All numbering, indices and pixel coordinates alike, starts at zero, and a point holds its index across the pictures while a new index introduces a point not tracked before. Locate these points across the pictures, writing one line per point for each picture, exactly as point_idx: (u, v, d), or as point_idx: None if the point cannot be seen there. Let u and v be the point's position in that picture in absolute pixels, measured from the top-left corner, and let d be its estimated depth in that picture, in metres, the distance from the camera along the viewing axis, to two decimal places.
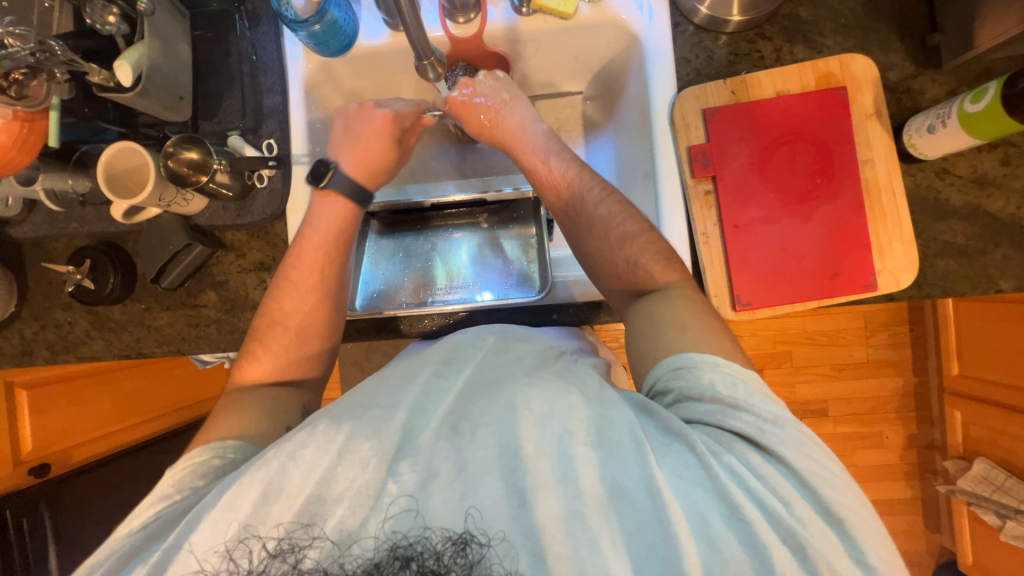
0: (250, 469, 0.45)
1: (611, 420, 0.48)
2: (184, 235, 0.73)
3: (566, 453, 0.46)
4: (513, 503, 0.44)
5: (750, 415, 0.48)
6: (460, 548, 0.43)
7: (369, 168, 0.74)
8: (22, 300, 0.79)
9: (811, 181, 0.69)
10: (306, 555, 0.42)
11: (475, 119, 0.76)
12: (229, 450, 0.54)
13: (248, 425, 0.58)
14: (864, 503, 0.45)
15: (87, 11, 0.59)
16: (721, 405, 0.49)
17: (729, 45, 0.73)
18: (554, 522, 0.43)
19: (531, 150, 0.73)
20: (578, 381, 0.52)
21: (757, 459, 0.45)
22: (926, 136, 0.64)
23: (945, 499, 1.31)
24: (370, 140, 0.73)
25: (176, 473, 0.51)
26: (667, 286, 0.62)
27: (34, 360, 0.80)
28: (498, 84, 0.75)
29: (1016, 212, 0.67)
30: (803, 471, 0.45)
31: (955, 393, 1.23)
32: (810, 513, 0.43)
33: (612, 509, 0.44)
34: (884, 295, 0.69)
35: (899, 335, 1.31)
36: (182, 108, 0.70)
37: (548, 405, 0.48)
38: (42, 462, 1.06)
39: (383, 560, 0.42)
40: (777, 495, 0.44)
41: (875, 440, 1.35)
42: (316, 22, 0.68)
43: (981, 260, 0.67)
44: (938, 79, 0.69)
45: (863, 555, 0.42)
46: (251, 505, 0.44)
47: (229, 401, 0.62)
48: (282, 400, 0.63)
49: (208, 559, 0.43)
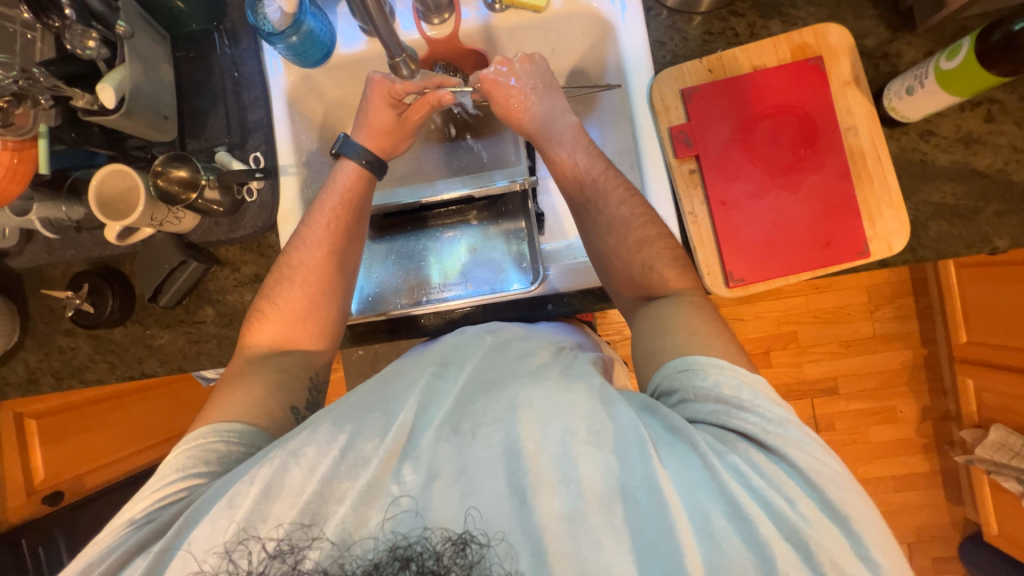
0: (252, 469, 0.46)
1: (612, 417, 0.47)
2: (178, 253, 0.74)
3: (567, 453, 0.45)
4: (514, 503, 0.44)
5: (757, 416, 0.48)
6: (460, 548, 0.43)
7: (385, 136, 0.75)
8: (25, 329, 0.80)
9: (796, 152, 0.69)
10: (306, 556, 0.42)
11: (505, 101, 0.72)
12: (234, 435, 0.55)
13: (253, 407, 0.58)
14: (867, 503, 0.45)
15: (66, 37, 0.59)
16: (726, 405, 0.49)
17: (702, 24, 0.74)
18: (555, 520, 0.43)
19: (558, 142, 0.72)
20: (579, 378, 0.52)
21: (762, 458, 0.45)
22: (906, 98, 0.64)
23: (965, 469, 1.28)
24: (376, 111, 0.74)
25: (181, 454, 0.53)
26: (680, 292, 0.62)
27: (40, 388, 0.81)
28: (533, 69, 0.72)
29: (1004, 168, 0.66)
30: (810, 471, 0.44)
31: (966, 361, 1.22)
32: (815, 511, 0.43)
33: (613, 507, 0.44)
34: (877, 260, 0.69)
35: (904, 307, 1.30)
36: (168, 128, 0.71)
37: (549, 403, 0.48)
38: (54, 490, 1.08)
39: (383, 560, 0.42)
40: (782, 492, 0.43)
41: (888, 415, 1.33)
42: (293, 33, 0.69)
43: (973, 219, 0.67)
44: (915, 42, 0.69)
45: (868, 552, 0.42)
46: (251, 502, 0.44)
47: (237, 369, 0.63)
48: (289, 377, 0.63)
49: (207, 559, 0.43)
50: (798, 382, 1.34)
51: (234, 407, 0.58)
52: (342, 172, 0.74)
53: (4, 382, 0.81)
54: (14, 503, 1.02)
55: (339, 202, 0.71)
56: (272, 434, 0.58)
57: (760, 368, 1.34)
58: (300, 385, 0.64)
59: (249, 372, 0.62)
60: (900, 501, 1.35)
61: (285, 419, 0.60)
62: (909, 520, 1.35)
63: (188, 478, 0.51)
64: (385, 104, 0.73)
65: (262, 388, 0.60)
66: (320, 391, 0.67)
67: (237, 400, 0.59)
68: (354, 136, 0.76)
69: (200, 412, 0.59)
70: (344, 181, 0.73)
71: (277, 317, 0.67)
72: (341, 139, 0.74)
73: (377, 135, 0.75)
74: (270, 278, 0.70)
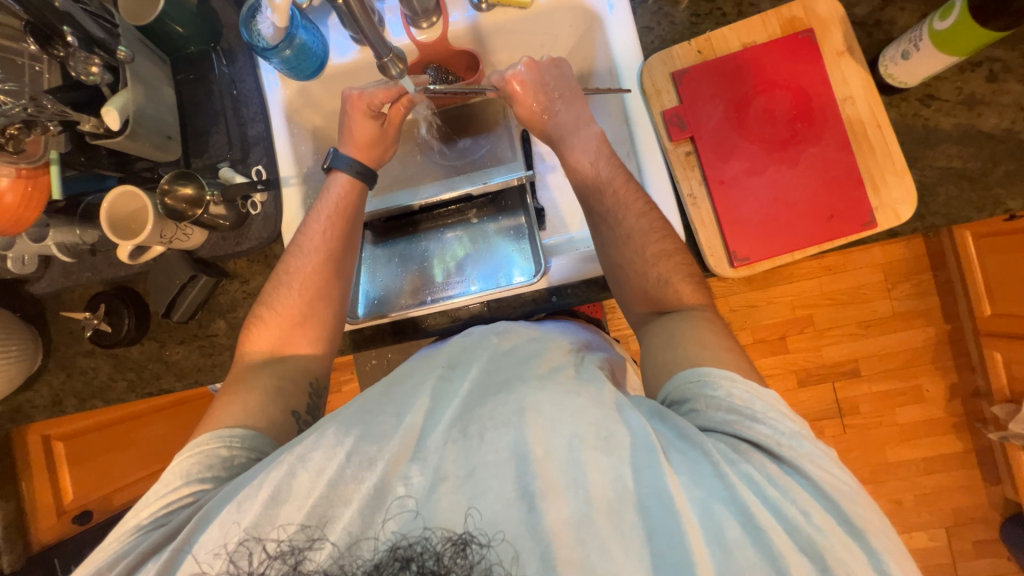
0: (262, 473, 0.46)
1: (622, 422, 0.46)
2: (188, 268, 0.76)
3: (576, 459, 0.44)
4: (520, 508, 0.43)
5: (770, 428, 0.46)
6: (460, 548, 0.42)
7: (366, 148, 0.76)
8: (48, 352, 0.83)
9: (792, 127, 0.69)
10: (307, 557, 0.43)
11: (529, 108, 0.71)
12: (236, 440, 0.56)
13: (252, 412, 0.59)
14: (883, 521, 0.43)
15: (71, 65, 0.61)
16: (738, 416, 0.47)
17: (689, 7, 0.73)
18: (564, 526, 0.42)
19: (570, 141, 0.71)
20: (589, 382, 0.51)
21: (776, 470, 0.44)
22: (901, 63, 0.63)
23: (1000, 447, 1.23)
24: (362, 119, 0.75)
25: (186, 459, 0.54)
26: (688, 290, 0.62)
27: (65, 409, 0.84)
28: (559, 74, 0.72)
29: (1011, 127, 0.64)
30: (824, 484, 0.43)
31: (992, 334, 1.17)
32: (831, 524, 0.42)
33: (623, 514, 0.43)
34: (885, 230, 0.67)
35: (922, 283, 1.26)
36: (171, 147, 0.74)
37: (556, 408, 0.47)
38: (83, 510, 1.12)
39: (383, 561, 0.42)
40: (796, 504, 0.42)
41: (914, 396, 1.29)
42: (286, 47, 0.71)
43: (983, 182, 0.65)
44: (908, 7, 0.68)
45: (886, 566, 0.40)
46: (259, 506, 0.44)
47: (238, 375, 0.65)
48: (288, 382, 0.64)
49: (209, 561, 0.43)
50: (816, 366, 1.31)
51: (234, 413, 0.59)
52: (334, 185, 0.75)
53: (30, 405, 0.84)
54: (47, 525, 1.04)
55: (334, 212, 0.72)
56: (273, 438, 0.59)
57: (774, 354, 1.32)
58: (299, 389, 0.65)
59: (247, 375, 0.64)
60: (932, 484, 1.30)
61: (286, 422, 0.61)
62: (944, 503, 1.30)
63: (191, 484, 0.52)
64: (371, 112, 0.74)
65: (259, 393, 0.62)
66: (320, 395, 0.68)
67: (237, 406, 0.60)
68: (342, 146, 0.76)
69: (202, 420, 0.60)
70: (337, 190, 0.74)
71: (276, 318, 0.68)
72: (330, 153, 0.75)
73: (365, 147, 0.76)
74: (267, 284, 0.71)
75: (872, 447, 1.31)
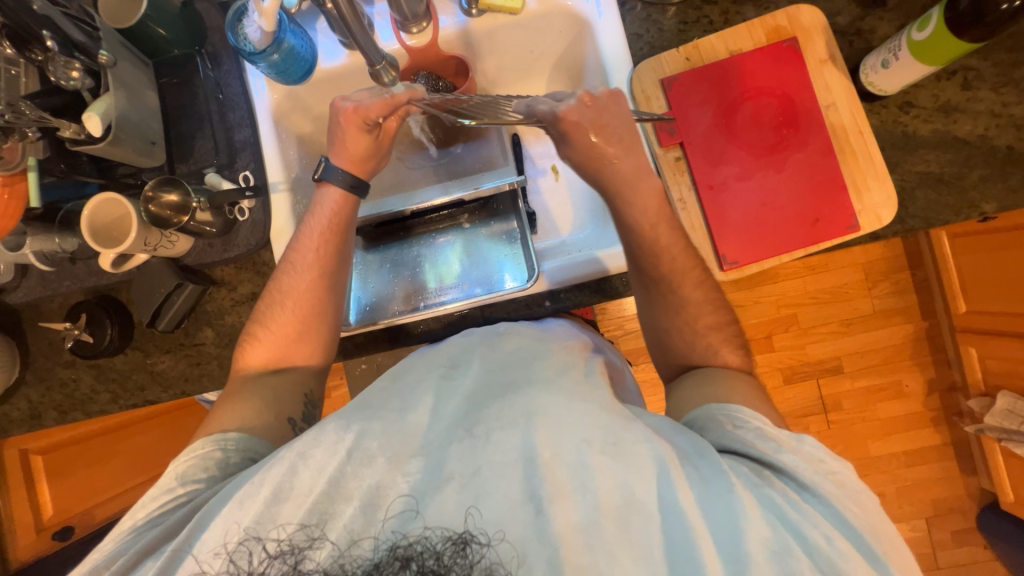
0: (262, 470, 0.46)
1: (630, 429, 0.46)
2: (173, 276, 0.75)
3: (584, 464, 0.44)
4: (528, 511, 0.42)
5: (792, 457, 0.47)
6: (460, 548, 0.41)
7: (358, 162, 0.73)
8: (25, 364, 0.80)
9: (778, 132, 0.71)
10: (306, 557, 0.42)
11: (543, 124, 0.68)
12: (231, 442, 0.56)
13: (248, 416, 0.60)
14: (902, 551, 0.43)
15: (51, 69, 0.61)
16: (765, 443, 0.48)
17: (677, 15, 0.75)
18: (572, 532, 0.41)
19: None
20: (596, 387, 0.52)
21: (797, 496, 0.44)
22: (882, 72, 0.65)
23: (976, 439, 1.27)
24: (352, 138, 0.70)
25: (180, 464, 0.53)
26: (679, 295, 0.64)
27: (44, 423, 0.81)
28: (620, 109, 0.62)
29: (984, 133, 0.66)
30: (847, 513, 0.43)
31: (967, 330, 1.21)
32: (854, 552, 0.41)
33: (631, 521, 0.42)
34: (868, 233, 0.70)
35: (901, 282, 1.30)
36: (156, 153, 0.72)
37: (564, 412, 0.47)
38: (64, 525, 1.08)
39: (383, 560, 0.41)
40: (817, 527, 0.42)
41: (895, 391, 1.33)
42: (274, 51, 0.70)
43: (959, 186, 0.67)
44: (887, 17, 0.70)
45: None
46: (261, 504, 0.44)
47: (233, 388, 0.64)
48: (282, 389, 0.64)
49: (210, 561, 0.43)
50: (801, 364, 1.34)
51: (230, 418, 0.59)
52: (326, 199, 0.72)
53: (7, 419, 0.81)
54: (26, 541, 1.04)
55: (328, 227, 0.70)
56: (269, 441, 0.59)
57: (762, 353, 1.34)
58: (295, 399, 0.65)
59: (243, 390, 0.63)
60: (913, 476, 1.34)
61: (282, 430, 0.61)
62: (924, 494, 1.34)
63: (187, 485, 0.52)
64: (361, 130, 0.70)
65: (256, 402, 0.61)
66: (316, 406, 0.68)
67: (234, 412, 0.60)
68: (332, 156, 0.73)
69: (199, 427, 0.60)
70: (329, 206, 0.71)
71: (271, 344, 0.67)
72: (322, 164, 0.72)
73: (357, 160, 0.72)
74: (260, 304, 0.70)
75: (856, 442, 1.35)
